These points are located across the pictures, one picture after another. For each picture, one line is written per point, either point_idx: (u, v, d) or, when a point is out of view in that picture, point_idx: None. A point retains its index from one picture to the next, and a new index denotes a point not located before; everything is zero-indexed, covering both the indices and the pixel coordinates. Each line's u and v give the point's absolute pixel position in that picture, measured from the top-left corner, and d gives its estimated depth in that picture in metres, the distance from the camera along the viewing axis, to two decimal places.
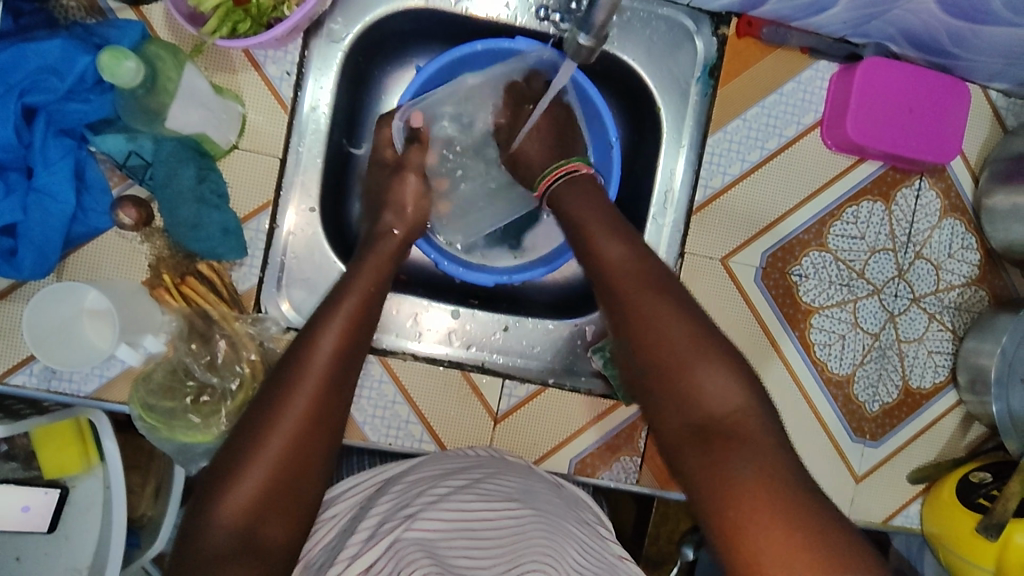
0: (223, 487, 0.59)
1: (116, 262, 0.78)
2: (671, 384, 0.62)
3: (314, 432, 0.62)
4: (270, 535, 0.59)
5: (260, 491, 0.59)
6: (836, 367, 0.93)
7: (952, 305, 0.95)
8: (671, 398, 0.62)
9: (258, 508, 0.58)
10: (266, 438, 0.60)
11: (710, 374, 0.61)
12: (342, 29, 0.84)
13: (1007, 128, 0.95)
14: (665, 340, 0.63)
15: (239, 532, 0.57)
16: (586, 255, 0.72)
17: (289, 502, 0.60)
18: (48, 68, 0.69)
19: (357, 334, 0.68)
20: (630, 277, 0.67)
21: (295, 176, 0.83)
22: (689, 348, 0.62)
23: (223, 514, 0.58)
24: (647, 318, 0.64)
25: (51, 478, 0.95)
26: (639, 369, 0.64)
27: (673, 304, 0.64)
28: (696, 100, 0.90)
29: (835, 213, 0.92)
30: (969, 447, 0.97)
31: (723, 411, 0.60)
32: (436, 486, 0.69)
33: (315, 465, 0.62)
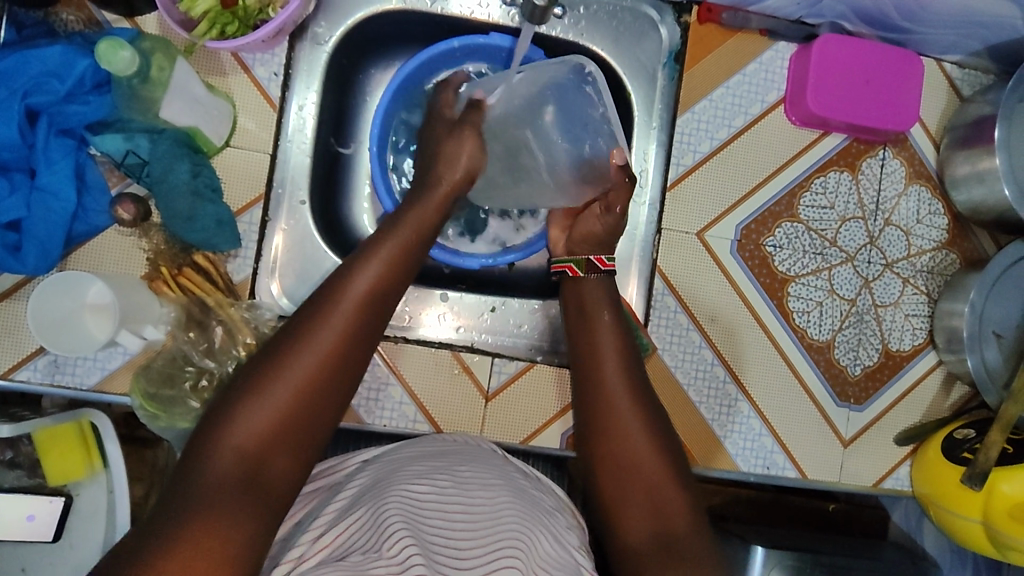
0: (237, 414, 0.61)
1: (117, 257, 0.82)
2: (638, 500, 0.71)
3: (332, 374, 0.65)
4: (273, 468, 0.61)
5: (270, 424, 0.61)
6: (815, 333, 0.96)
7: (925, 268, 0.99)
8: (636, 507, 0.71)
9: (269, 439, 0.61)
10: (282, 373, 0.63)
11: (670, 487, 0.72)
12: (326, 33, 0.89)
13: (963, 98, 0.99)
14: (637, 455, 0.74)
15: (246, 462, 0.60)
16: (588, 381, 0.80)
17: (296, 440, 0.63)
18: (50, 72, 0.74)
19: (384, 295, 0.72)
20: (618, 390, 0.78)
21: (285, 171, 0.88)
22: (659, 464, 0.73)
23: (236, 440, 0.60)
24: (623, 435, 0.75)
25: (55, 486, 0.97)
26: (611, 483, 0.73)
27: (648, 420, 0.76)
28: (664, 84, 0.95)
29: (804, 185, 0.96)
30: (952, 407, 0.99)
31: (682, 520, 0.70)
32: (413, 464, 0.72)
33: (324, 410, 0.65)
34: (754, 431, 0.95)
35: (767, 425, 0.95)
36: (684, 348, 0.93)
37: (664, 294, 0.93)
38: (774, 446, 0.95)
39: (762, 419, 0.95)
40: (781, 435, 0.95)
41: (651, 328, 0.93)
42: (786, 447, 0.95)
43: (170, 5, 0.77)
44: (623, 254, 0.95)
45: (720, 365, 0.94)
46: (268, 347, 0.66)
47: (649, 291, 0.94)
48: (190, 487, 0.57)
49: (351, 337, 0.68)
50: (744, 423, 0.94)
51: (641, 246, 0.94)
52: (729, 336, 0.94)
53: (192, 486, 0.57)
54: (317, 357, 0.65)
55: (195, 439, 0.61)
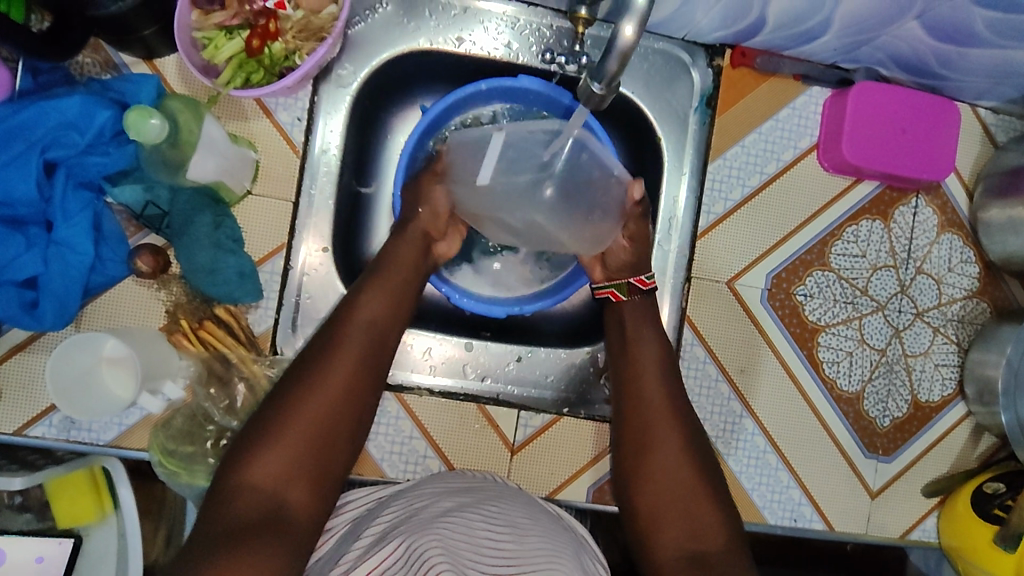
0: (257, 451, 0.61)
1: (135, 310, 0.79)
2: (675, 515, 0.71)
3: (346, 407, 0.66)
4: (292, 503, 0.60)
5: (287, 461, 0.61)
6: (845, 384, 0.94)
7: (955, 317, 0.97)
8: (671, 520, 0.71)
9: (288, 477, 0.61)
10: (299, 409, 0.63)
11: (706, 506, 0.71)
12: (350, 75, 0.86)
13: (997, 145, 0.98)
14: (675, 473, 0.73)
15: (266, 498, 0.59)
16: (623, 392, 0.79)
17: (316, 474, 0.63)
18: (69, 123, 0.71)
19: (391, 325, 0.73)
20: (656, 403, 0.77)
21: (308, 218, 0.85)
22: (693, 481, 0.73)
23: (257, 477, 0.60)
24: (659, 449, 0.74)
25: (65, 528, 0.95)
26: (647, 496, 0.73)
27: (681, 432, 0.76)
28: (695, 129, 0.93)
29: (835, 233, 0.94)
30: (981, 458, 0.98)
31: (716, 541, 0.69)
32: (442, 501, 0.69)
33: (339, 444, 0.65)
34: (782, 483, 0.93)
35: (795, 477, 0.93)
36: (713, 399, 0.92)
37: (693, 345, 0.92)
38: (802, 499, 0.93)
39: (790, 471, 0.93)
40: (809, 488, 0.94)
41: (680, 379, 0.91)
42: (814, 500, 0.94)
43: (191, 50, 0.75)
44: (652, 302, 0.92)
45: (748, 417, 0.92)
46: (285, 381, 0.66)
47: (678, 341, 0.92)
48: (213, 529, 0.56)
49: (362, 369, 0.68)
50: (772, 476, 0.92)
51: (670, 293, 0.92)
52: (758, 388, 0.93)
53: (216, 528, 0.56)
54: (331, 391, 0.65)
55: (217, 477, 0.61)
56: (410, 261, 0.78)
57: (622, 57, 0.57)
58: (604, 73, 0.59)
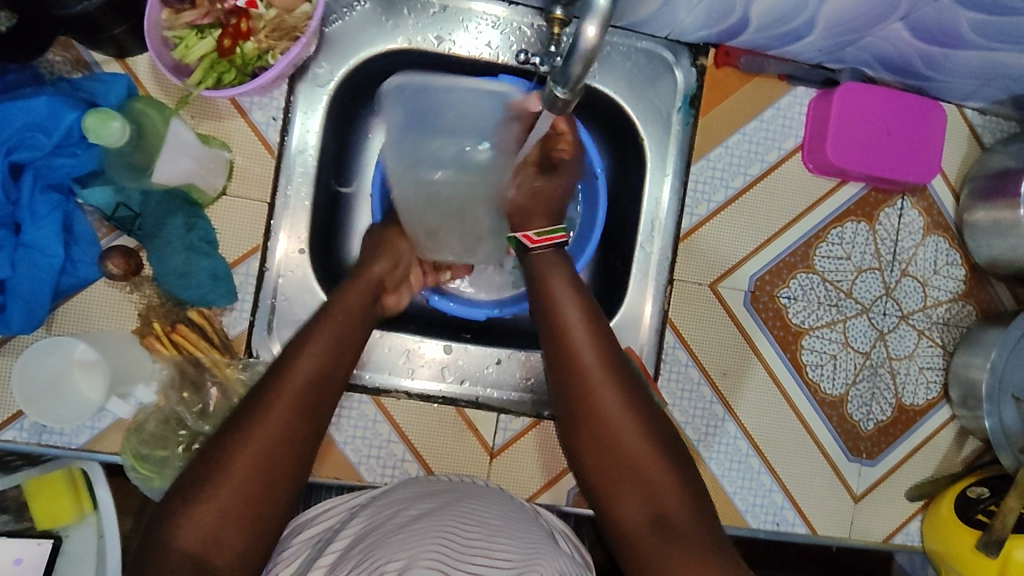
0: (182, 513, 0.57)
1: (107, 313, 0.78)
2: (627, 484, 0.66)
3: (281, 453, 0.61)
4: (221, 559, 0.56)
5: (217, 517, 0.57)
6: (829, 387, 0.94)
7: (940, 320, 0.96)
8: (626, 488, 0.66)
9: (216, 536, 0.57)
10: (226, 459, 0.59)
11: (656, 471, 0.65)
12: (327, 74, 0.85)
13: (984, 146, 0.97)
14: (623, 441, 0.67)
15: (193, 559, 0.55)
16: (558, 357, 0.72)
17: (249, 528, 0.58)
18: (35, 124, 0.70)
19: (334, 368, 0.68)
20: (592, 366, 0.70)
21: (283, 219, 0.83)
22: (643, 446, 0.66)
23: (182, 540, 0.56)
24: (601, 417, 0.68)
25: (43, 529, 0.93)
26: (596, 465, 0.68)
27: (620, 393, 0.69)
28: (678, 129, 0.91)
29: (820, 235, 0.93)
30: (965, 461, 0.97)
31: (674, 502, 0.64)
32: (408, 509, 0.68)
33: (277, 491, 0.60)
34: (765, 487, 0.92)
35: (778, 480, 0.93)
36: (696, 402, 0.91)
37: (675, 348, 0.91)
38: (785, 502, 0.93)
39: (773, 474, 0.93)
40: (792, 491, 0.93)
41: (662, 382, 0.90)
42: (797, 504, 0.93)
43: (162, 50, 0.74)
44: (633, 303, 0.91)
45: (731, 420, 0.92)
46: (220, 431, 0.62)
47: (661, 343, 0.91)
48: None
49: (300, 410, 0.63)
50: (755, 479, 0.92)
51: (652, 296, 0.91)
52: (741, 391, 0.92)
53: None
54: (263, 437, 0.60)
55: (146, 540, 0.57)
56: (357, 308, 0.74)
57: (585, 59, 0.55)
58: (569, 77, 0.57)
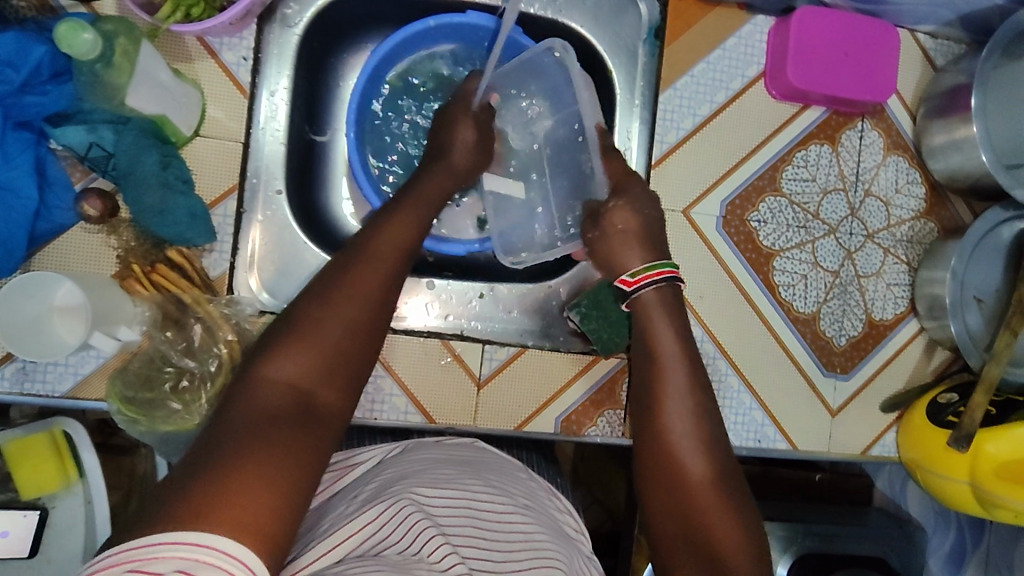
0: (282, 346, 0.56)
1: (86, 256, 0.78)
2: (688, 531, 0.64)
3: (376, 315, 0.60)
4: (324, 401, 0.55)
5: (319, 361, 0.56)
6: (801, 306, 0.97)
7: (905, 238, 1.00)
8: (685, 539, 0.64)
9: (317, 371, 0.56)
10: (326, 310, 0.58)
11: (721, 520, 0.63)
12: (296, 14, 0.85)
13: (937, 68, 1.01)
14: (692, 480, 0.65)
15: (293, 393, 0.54)
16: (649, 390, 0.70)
17: (350, 374, 0.58)
18: (2, 61, 0.69)
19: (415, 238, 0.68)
20: (681, 402, 0.69)
21: (260, 160, 0.85)
22: (709, 489, 0.65)
23: (281, 370, 0.54)
24: (675, 452, 0.66)
25: (29, 499, 0.93)
26: (662, 505, 0.66)
27: (700, 431, 0.67)
28: (645, 61, 0.94)
29: (786, 158, 0.96)
30: (935, 372, 1.01)
31: (730, 553, 0.62)
32: (437, 469, 0.69)
33: (370, 341, 0.59)
34: (745, 405, 0.95)
35: (757, 398, 0.95)
36: None
37: None
38: (765, 420, 0.95)
39: (752, 393, 0.95)
40: (771, 408, 0.96)
41: None
42: (777, 421, 0.96)
43: None
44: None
45: (709, 342, 0.94)
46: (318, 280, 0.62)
47: None
48: (227, 423, 0.51)
49: (388, 282, 0.62)
50: (735, 398, 0.94)
51: None
52: (716, 313, 0.94)
53: (230, 422, 0.51)
54: (362, 294, 0.60)
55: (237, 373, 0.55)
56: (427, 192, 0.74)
57: None
58: None
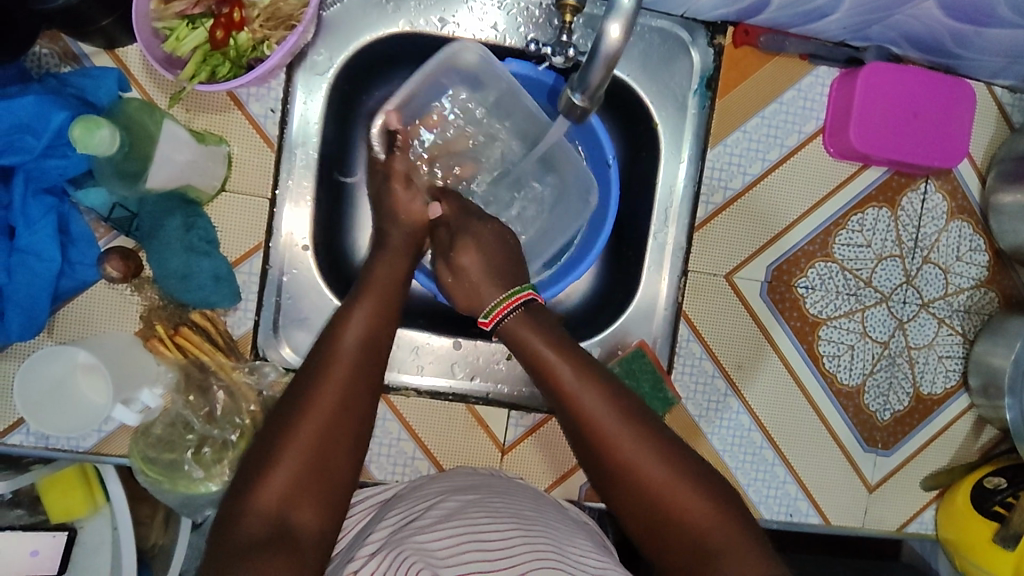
0: (257, 473, 0.57)
1: (108, 315, 0.77)
2: (665, 529, 0.60)
3: (342, 421, 0.60)
4: (303, 521, 0.56)
5: (293, 481, 0.57)
6: (845, 378, 0.92)
7: (961, 308, 0.94)
8: (667, 537, 0.60)
9: (292, 491, 0.57)
10: (293, 430, 0.59)
11: (693, 505, 0.59)
12: (326, 61, 0.81)
13: (1013, 125, 0.93)
14: (650, 483, 0.60)
15: (273, 519, 0.55)
16: (572, 424, 0.64)
17: (322, 487, 0.58)
18: (22, 126, 0.66)
19: (380, 325, 0.68)
20: (602, 414, 0.62)
21: (286, 215, 0.81)
22: (666, 477, 0.60)
23: (259, 499, 0.56)
24: (630, 467, 0.60)
25: (58, 521, 0.92)
26: (635, 518, 0.61)
27: (642, 435, 0.62)
28: (694, 113, 0.88)
29: (840, 222, 0.90)
30: (981, 450, 0.96)
31: (715, 534, 0.58)
32: (446, 500, 0.68)
33: (341, 443, 0.60)
34: (779, 478, 0.92)
35: (792, 472, 0.92)
36: (710, 395, 0.89)
37: (689, 341, 0.89)
38: (799, 493, 0.92)
39: (787, 466, 0.92)
40: (805, 482, 0.92)
41: (675, 376, 0.89)
42: (811, 495, 0.92)
43: (152, 41, 0.70)
44: (648, 282, 0.89)
45: (745, 412, 0.90)
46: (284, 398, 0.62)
47: (674, 336, 0.89)
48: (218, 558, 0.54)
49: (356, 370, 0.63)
50: (768, 471, 0.91)
51: (666, 287, 0.89)
52: (754, 382, 0.90)
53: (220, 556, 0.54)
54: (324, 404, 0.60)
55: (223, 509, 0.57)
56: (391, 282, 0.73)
57: (608, 62, 0.61)
58: (587, 85, 0.64)
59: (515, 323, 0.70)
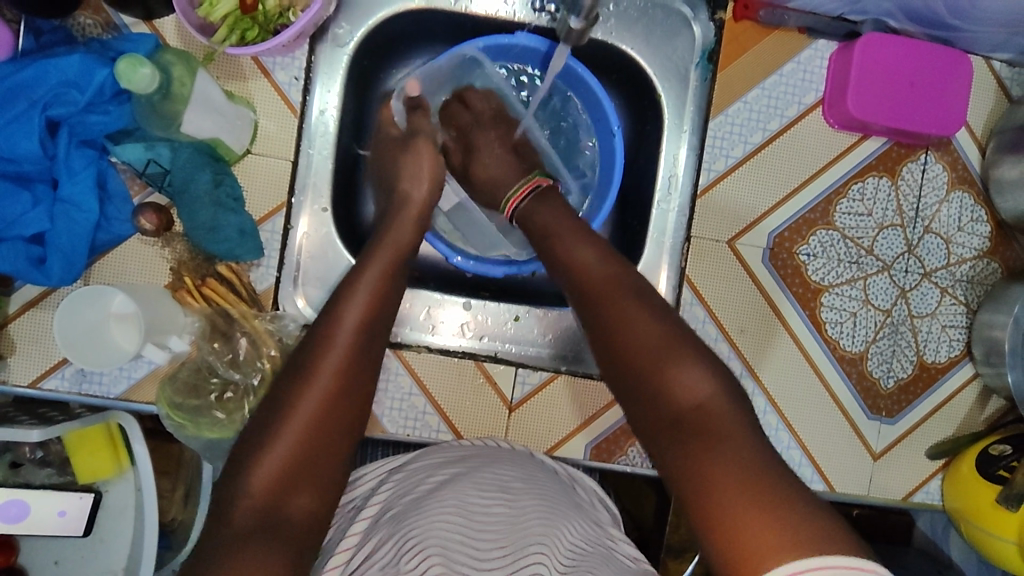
0: (249, 465, 0.60)
1: (141, 266, 0.81)
2: (644, 390, 0.63)
3: (337, 405, 0.64)
4: (297, 506, 0.59)
5: (286, 469, 0.60)
6: (848, 344, 0.93)
7: (964, 278, 0.95)
8: (646, 396, 0.63)
9: (285, 479, 0.60)
10: (286, 420, 0.62)
11: (675, 369, 0.62)
12: (346, 34, 0.86)
13: (1012, 99, 0.95)
14: (635, 342, 0.65)
15: (265, 508, 0.58)
16: (571, 283, 0.72)
17: (313, 471, 0.61)
18: (70, 82, 0.73)
19: (376, 316, 0.70)
20: (598, 276, 0.70)
21: (307, 178, 0.86)
22: (652, 343, 0.64)
23: (252, 488, 0.59)
24: (618, 326, 0.66)
25: (85, 483, 0.91)
26: (619, 376, 0.66)
27: (635, 301, 0.67)
28: (697, 85, 0.91)
29: (841, 191, 0.93)
30: (988, 421, 0.96)
31: (690, 397, 0.61)
32: (434, 475, 0.71)
33: (334, 427, 0.63)
34: (783, 443, 0.93)
35: (796, 438, 0.93)
36: None
37: (693, 304, 0.91)
38: (803, 459, 0.93)
39: (791, 432, 0.93)
40: (810, 449, 0.93)
41: None
42: (815, 462, 0.93)
43: (188, 9, 0.75)
44: (649, 261, 0.93)
45: (749, 377, 0.92)
46: (277, 385, 0.65)
47: (678, 301, 0.91)
48: (216, 542, 0.56)
49: (352, 357, 0.66)
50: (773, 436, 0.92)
51: (669, 254, 0.92)
52: (758, 347, 0.92)
53: (217, 540, 0.56)
54: (316, 396, 0.63)
55: (218, 494, 0.60)
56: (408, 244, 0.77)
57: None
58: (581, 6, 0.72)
59: (529, 204, 0.80)
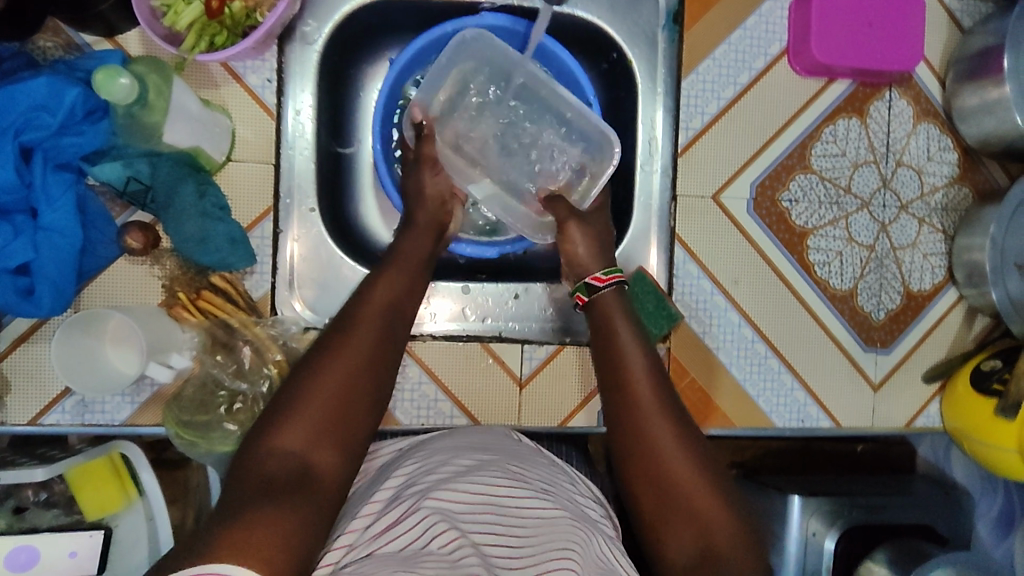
0: (280, 415, 0.55)
1: (130, 289, 0.80)
2: (673, 507, 0.61)
3: (365, 369, 0.59)
4: (325, 461, 0.54)
5: (316, 422, 0.55)
6: (837, 283, 0.96)
7: (939, 206, 0.99)
8: (675, 518, 0.61)
9: (315, 432, 0.55)
10: (319, 370, 0.58)
11: (710, 502, 0.61)
12: (314, 31, 0.85)
13: (964, 29, 0.98)
14: (671, 459, 0.62)
15: (296, 458, 0.53)
16: (614, 381, 0.68)
17: (343, 429, 0.56)
18: (39, 105, 0.70)
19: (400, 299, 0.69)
20: (645, 386, 0.67)
21: (291, 180, 0.85)
22: (691, 469, 0.62)
23: (280, 437, 0.54)
24: (655, 439, 0.63)
25: (93, 520, 0.83)
26: (649, 495, 0.62)
27: (674, 422, 0.65)
28: (665, 47, 0.93)
29: (814, 135, 0.95)
30: (976, 339, 1.00)
31: (719, 527, 0.60)
32: (460, 458, 0.67)
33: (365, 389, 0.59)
34: (787, 386, 0.95)
35: (799, 379, 0.95)
36: (711, 314, 0.93)
37: (685, 262, 0.93)
38: (807, 399, 0.96)
39: (793, 374, 0.95)
40: (813, 388, 0.96)
41: (676, 298, 0.93)
42: (819, 400, 0.96)
43: (152, 20, 0.74)
44: (639, 225, 0.93)
45: (748, 325, 0.94)
46: (312, 345, 0.62)
47: (671, 260, 0.93)
48: (237, 490, 0.50)
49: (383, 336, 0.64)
50: (777, 379, 0.95)
51: (658, 215, 0.93)
52: (753, 297, 0.94)
53: (239, 488, 0.50)
54: (353, 349, 0.60)
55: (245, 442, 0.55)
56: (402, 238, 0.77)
57: None
58: None
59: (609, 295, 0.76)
